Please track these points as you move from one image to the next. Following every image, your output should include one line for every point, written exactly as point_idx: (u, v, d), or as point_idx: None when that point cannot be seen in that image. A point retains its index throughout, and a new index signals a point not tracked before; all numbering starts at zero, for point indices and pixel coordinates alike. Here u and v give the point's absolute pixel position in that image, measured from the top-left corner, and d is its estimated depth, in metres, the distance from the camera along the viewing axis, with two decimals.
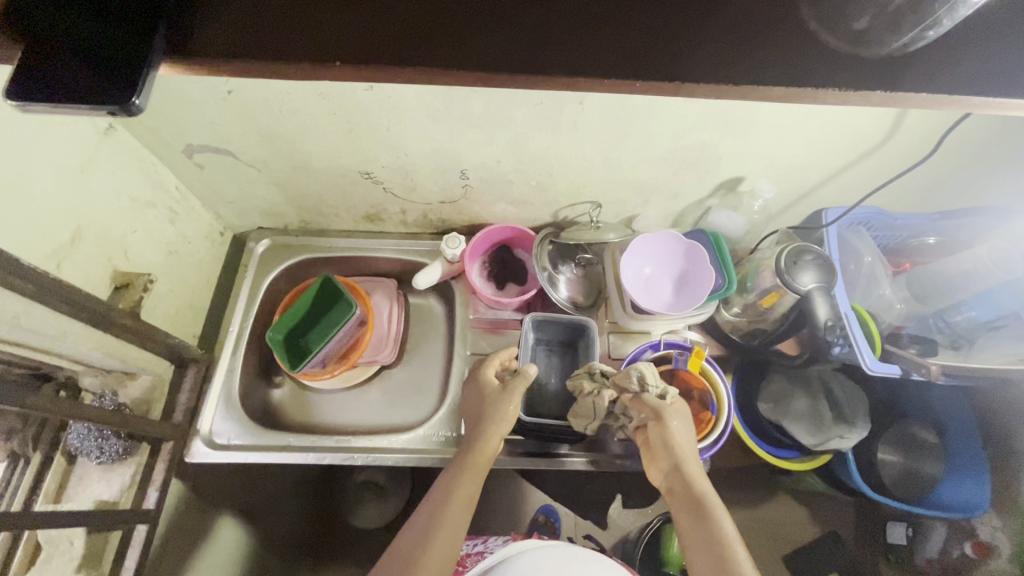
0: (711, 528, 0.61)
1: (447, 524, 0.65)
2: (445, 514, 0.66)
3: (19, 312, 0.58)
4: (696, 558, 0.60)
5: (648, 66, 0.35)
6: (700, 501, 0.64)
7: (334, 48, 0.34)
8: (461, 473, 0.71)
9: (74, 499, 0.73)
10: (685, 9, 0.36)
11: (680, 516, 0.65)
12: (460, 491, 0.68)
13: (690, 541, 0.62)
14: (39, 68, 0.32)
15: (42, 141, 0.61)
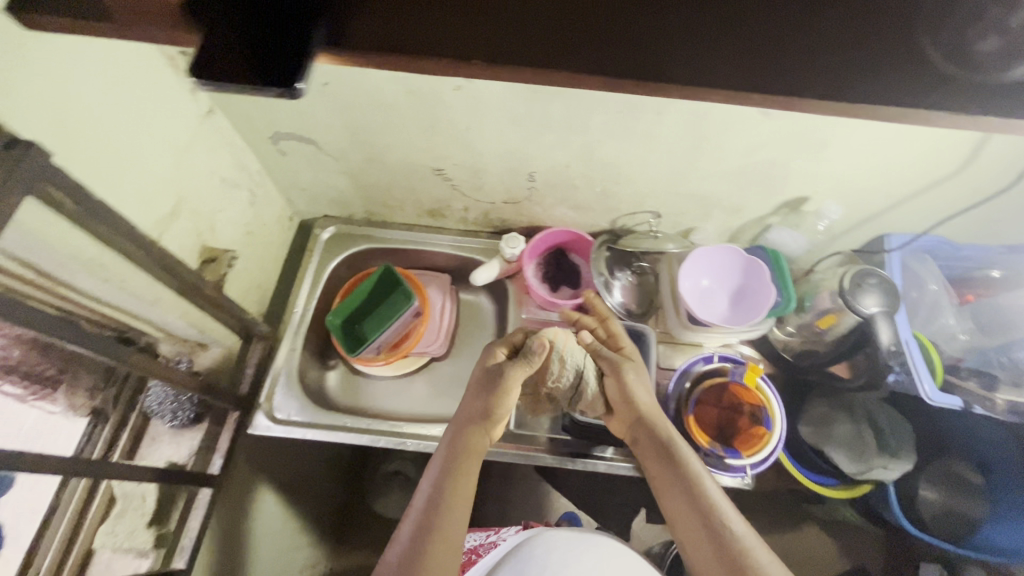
0: (704, 508, 0.66)
1: (451, 520, 0.66)
2: (449, 512, 0.67)
3: (126, 277, 0.62)
4: (692, 533, 0.66)
5: (766, 78, 0.37)
6: (686, 476, 0.70)
7: (475, 46, 0.37)
8: (462, 460, 0.72)
9: (145, 458, 0.79)
10: (806, 26, 0.37)
11: (662, 484, 0.72)
12: (461, 482, 0.69)
13: (679, 514, 0.68)
14: (218, 52, 0.35)
15: (158, 120, 0.65)
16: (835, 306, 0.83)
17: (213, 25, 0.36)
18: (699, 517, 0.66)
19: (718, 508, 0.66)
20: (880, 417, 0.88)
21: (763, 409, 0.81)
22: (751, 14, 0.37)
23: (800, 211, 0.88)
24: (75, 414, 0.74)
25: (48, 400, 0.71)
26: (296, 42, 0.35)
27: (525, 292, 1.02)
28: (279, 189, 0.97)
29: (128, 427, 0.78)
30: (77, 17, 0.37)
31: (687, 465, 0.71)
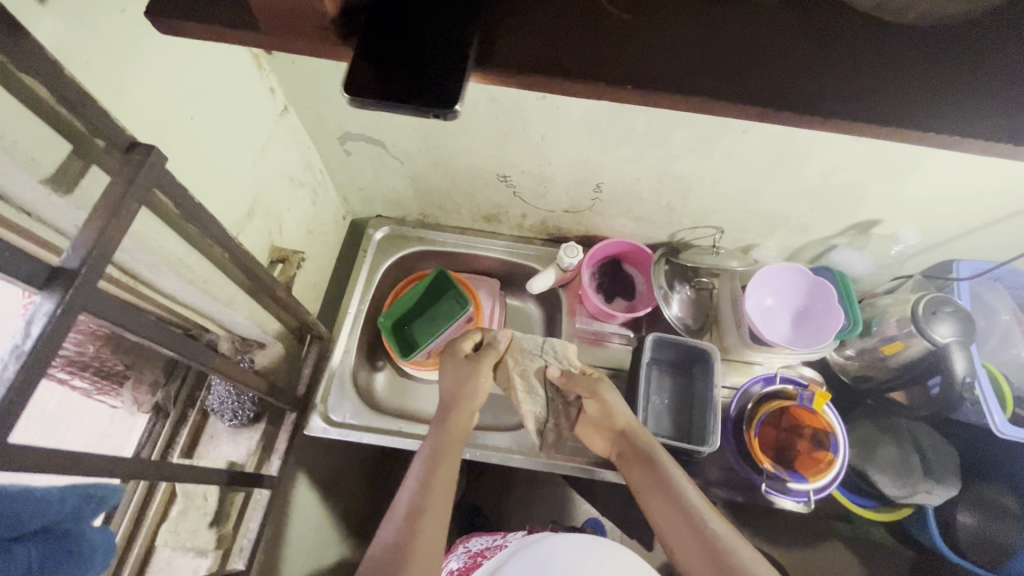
0: (684, 506, 0.64)
1: (435, 516, 0.61)
2: (432, 509, 0.61)
3: (208, 278, 0.61)
4: (675, 536, 0.63)
5: (926, 115, 0.36)
6: (662, 476, 0.68)
7: (626, 72, 0.36)
8: (442, 456, 0.68)
9: (205, 456, 0.79)
10: (963, 64, 0.36)
11: (641, 491, 0.68)
12: (442, 478, 0.65)
13: (660, 517, 0.65)
14: (372, 70, 0.34)
15: (242, 120, 0.64)
16: (904, 335, 0.81)
17: (367, 41, 0.35)
18: (681, 516, 0.63)
19: (697, 507, 0.63)
20: (923, 440, 0.91)
21: (828, 434, 0.80)
22: (899, 49, 0.37)
23: (868, 233, 0.86)
24: (138, 410, 0.77)
25: (113, 396, 0.74)
26: (455, 64, 0.34)
27: (578, 302, 1.00)
28: (337, 188, 0.96)
29: (187, 425, 0.79)
30: (226, 25, 0.35)
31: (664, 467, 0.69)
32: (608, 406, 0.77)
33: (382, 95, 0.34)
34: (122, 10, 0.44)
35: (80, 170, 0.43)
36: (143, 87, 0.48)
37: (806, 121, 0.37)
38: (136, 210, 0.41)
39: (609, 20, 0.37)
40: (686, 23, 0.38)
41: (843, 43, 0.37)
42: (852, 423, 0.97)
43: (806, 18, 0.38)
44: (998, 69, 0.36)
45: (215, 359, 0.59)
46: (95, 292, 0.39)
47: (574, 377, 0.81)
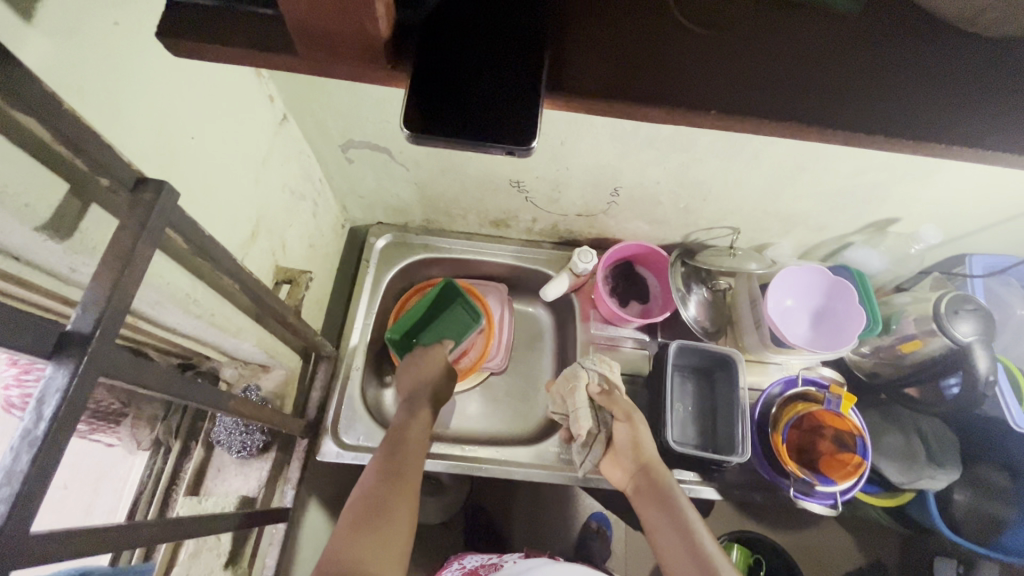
0: (683, 524, 0.65)
1: (405, 485, 0.65)
2: (403, 479, 0.65)
3: (215, 311, 0.56)
4: (671, 551, 0.63)
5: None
6: (669, 499, 0.69)
7: (706, 97, 0.33)
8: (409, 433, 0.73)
9: (214, 492, 0.74)
10: None
11: (648, 515, 0.69)
12: (410, 453, 0.70)
13: (659, 535, 0.66)
14: (432, 105, 0.31)
15: (243, 133, 0.59)
16: (923, 333, 0.82)
17: (424, 70, 0.32)
18: (679, 531, 0.64)
19: (696, 525, 0.65)
20: (925, 427, 0.91)
21: (854, 437, 0.79)
22: (995, 66, 0.35)
23: (885, 231, 0.86)
24: (137, 448, 0.71)
25: (109, 434, 0.68)
26: (523, 96, 0.32)
27: (591, 306, 0.98)
28: (337, 196, 0.90)
29: (192, 458, 0.74)
30: (256, 49, 0.31)
31: (670, 489, 0.70)
32: (640, 434, 0.75)
33: (442, 131, 0.31)
34: (115, 23, 0.39)
35: (80, 211, 0.37)
36: (144, 109, 0.43)
37: (894, 144, 0.35)
38: (150, 256, 0.36)
39: (688, 38, 0.34)
40: (767, 40, 0.35)
41: (937, 61, 0.35)
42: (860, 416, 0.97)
43: (895, 32, 0.35)
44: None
45: (230, 399, 0.54)
46: (113, 353, 0.34)
47: (615, 396, 0.78)
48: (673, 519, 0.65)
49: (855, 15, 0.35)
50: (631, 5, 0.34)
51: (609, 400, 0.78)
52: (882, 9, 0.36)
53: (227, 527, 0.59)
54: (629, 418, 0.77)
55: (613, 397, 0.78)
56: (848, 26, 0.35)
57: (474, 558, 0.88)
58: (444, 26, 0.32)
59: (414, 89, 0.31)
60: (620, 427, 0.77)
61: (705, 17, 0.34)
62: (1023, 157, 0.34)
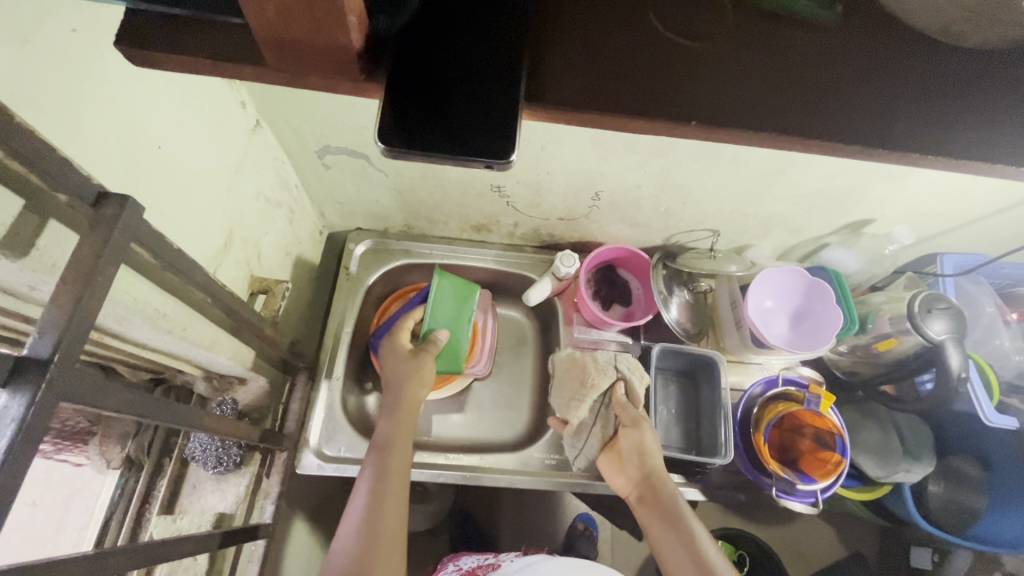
0: (687, 536, 0.67)
1: (393, 509, 0.62)
2: (391, 502, 0.63)
3: (186, 325, 0.54)
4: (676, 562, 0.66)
5: (995, 149, 0.34)
6: (671, 509, 0.70)
7: (687, 107, 0.33)
8: (395, 443, 0.69)
9: (189, 510, 0.71)
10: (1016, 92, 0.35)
11: (651, 522, 0.71)
12: (397, 469, 0.66)
13: (664, 544, 0.68)
14: (408, 115, 0.30)
15: (214, 140, 0.57)
16: (897, 331, 0.84)
17: (397, 81, 0.31)
18: (684, 545, 0.66)
19: (700, 537, 0.67)
20: (901, 424, 0.94)
21: (833, 435, 0.80)
22: (970, 75, 0.35)
23: (860, 231, 0.87)
24: (108, 466, 0.68)
25: (77, 453, 0.66)
26: (500, 108, 0.31)
27: (573, 309, 0.97)
28: (314, 203, 0.88)
29: (166, 476, 0.71)
30: (223, 58, 0.30)
31: (670, 496, 0.71)
32: (646, 443, 0.75)
33: (422, 142, 0.30)
34: (73, 30, 0.37)
35: (36, 227, 0.36)
36: (106, 120, 0.41)
37: (873, 155, 0.35)
38: (113, 275, 0.35)
39: (669, 48, 0.34)
40: (746, 50, 0.35)
41: (912, 71, 0.35)
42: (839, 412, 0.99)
43: (872, 41, 0.35)
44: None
45: (203, 417, 0.52)
46: (74, 379, 0.32)
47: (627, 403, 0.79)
48: (677, 528, 0.68)
49: (831, 24, 0.36)
50: (610, 15, 0.34)
51: (622, 405, 0.79)
52: (859, 18, 0.36)
53: (201, 550, 0.57)
54: (636, 424, 0.76)
55: (627, 405, 0.79)
56: (826, 35, 0.35)
57: (471, 558, 0.88)
58: (418, 36, 0.31)
59: (387, 101, 0.30)
60: (626, 431, 0.77)
61: (686, 27, 0.34)
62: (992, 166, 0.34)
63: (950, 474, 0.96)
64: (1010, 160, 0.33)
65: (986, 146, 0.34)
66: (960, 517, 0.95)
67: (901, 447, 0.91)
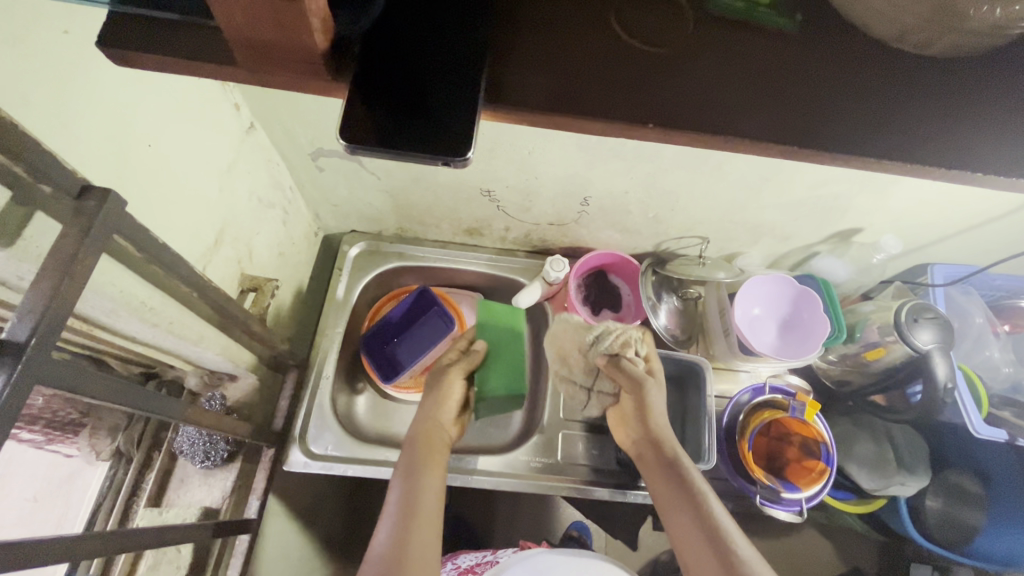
0: (698, 506, 0.63)
1: (425, 530, 0.60)
2: (424, 524, 0.60)
3: (174, 319, 0.55)
4: (687, 535, 0.61)
5: (948, 152, 0.34)
6: (683, 478, 0.66)
7: (645, 109, 0.34)
8: (424, 468, 0.68)
9: (176, 503, 0.73)
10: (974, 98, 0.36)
11: (658, 490, 0.68)
12: (428, 493, 0.65)
13: (673, 518, 0.64)
14: (372, 114, 0.32)
15: (207, 141, 0.58)
16: (886, 340, 0.83)
17: (363, 82, 0.32)
18: (695, 514, 0.62)
19: (715, 511, 0.62)
20: (897, 435, 0.90)
21: (819, 444, 0.81)
22: (925, 81, 0.36)
23: (850, 241, 0.87)
24: (97, 458, 0.70)
25: (68, 444, 0.68)
26: (458, 110, 0.32)
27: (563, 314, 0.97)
28: (309, 205, 0.90)
29: (154, 469, 0.73)
30: (198, 60, 0.31)
31: (682, 468, 0.68)
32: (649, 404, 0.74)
33: (385, 140, 0.31)
34: (66, 31, 0.39)
35: (24, 219, 0.37)
36: (96, 118, 0.43)
37: (832, 159, 0.35)
38: (92, 264, 0.36)
39: (630, 52, 0.35)
40: (707, 56, 0.36)
41: (871, 77, 0.36)
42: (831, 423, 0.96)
43: (830, 49, 0.37)
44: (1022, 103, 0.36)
45: (186, 408, 0.54)
46: (50, 363, 0.34)
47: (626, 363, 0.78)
48: (686, 496, 0.64)
49: (791, 32, 0.37)
50: (573, 20, 0.35)
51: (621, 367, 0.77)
52: (817, 27, 0.37)
53: (180, 541, 0.57)
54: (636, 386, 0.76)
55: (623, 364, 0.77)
56: (785, 42, 0.37)
57: (469, 556, 0.88)
58: (382, 39, 0.33)
59: (349, 100, 0.31)
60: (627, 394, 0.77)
61: (647, 34, 0.36)
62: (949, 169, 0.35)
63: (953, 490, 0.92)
64: (956, 163, 0.34)
65: (937, 150, 0.34)
66: (959, 534, 0.91)
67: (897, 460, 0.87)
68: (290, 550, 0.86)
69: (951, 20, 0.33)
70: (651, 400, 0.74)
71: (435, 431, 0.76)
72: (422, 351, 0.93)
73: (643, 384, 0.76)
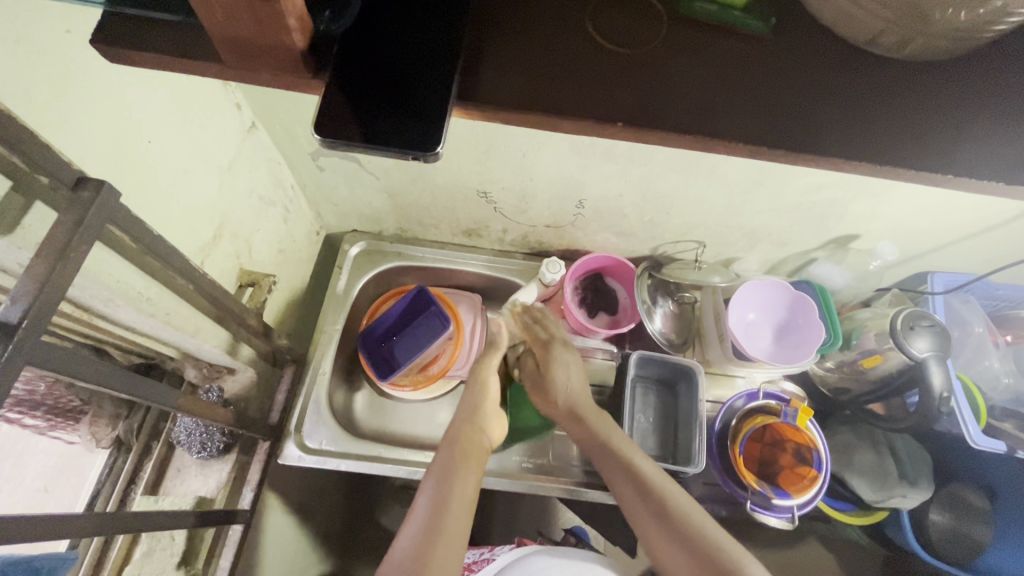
0: (668, 517, 0.63)
1: (448, 541, 0.56)
2: (448, 535, 0.57)
3: (171, 310, 0.57)
4: (660, 546, 0.63)
5: (909, 156, 0.36)
6: (643, 484, 0.67)
7: (616, 109, 0.35)
8: (457, 476, 0.65)
9: (173, 492, 0.75)
10: (940, 101, 0.37)
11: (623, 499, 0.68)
12: (459, 502, 0.61)
13: (642, 522, 0.65)
14: (352, 113, 0.34)
15: (208, 139, 0.60)
16: (882, 348, 0.83)
17: (343, 82, 0.34)
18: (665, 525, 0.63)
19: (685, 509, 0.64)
20: (899, 447, 0.90)
21: (811, 450, 0.80)
22: (895, 86, 0.37)
23: (847, 247, 0.87)
24: (97, 446, 0.72)
25: (69, 432, 0.69)
26: (431, 110, 0.34)
27: (560, 316, 0.98)
28: (311, 204, 0.91)
29: (152, 458, 0.75)
30: (187, 57, 0.33)
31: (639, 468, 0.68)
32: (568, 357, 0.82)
33: (362, 136, 0.33)
34: (68, 31, 0.41)
35: (22, 208, 0.39)
36: (96, 114, 0.45)
37: (802, 161, 0.36)
38: (85, 253, 0.38)
39: (602, 54, 0.37)
40: (680, 58, 0.37)
41: (841, 81, 0.37)
42: (829, 432, 0.94)
43: (801, 54, 0.38)
44: (991, 119, 0.37)
45: (178, 397, 0.55)
46: (41, 346, 0.36)
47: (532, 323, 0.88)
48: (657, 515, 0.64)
49: (763, 36, 0.38)
50: (549, 25, 0.37)
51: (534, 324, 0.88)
52: (789, 33, 0.38)
53: (169, 526, 0.59)
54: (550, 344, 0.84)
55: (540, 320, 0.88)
56: (757, 46, 0.38)
57: (465, 554, 0.88)
58: (361, 42, 0.35)
59: (329, 101, 0.34)
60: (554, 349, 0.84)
61: (618, 38, 0.37)
62: (914, 172, 0.36)
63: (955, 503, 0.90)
64: (936, 166, 0.35)
65: (904, 154, 0.36)
66: (965, 551, 0.88)
67: (898, 471, 0.87)
68: (284, 543, 0.87)
69: (919, 24, 0.33)
70: (560, 361, 0.81)
71: (470, 438, 0.73)
72: (418, 349, 0.93)
73: (553, 345, 0.84)
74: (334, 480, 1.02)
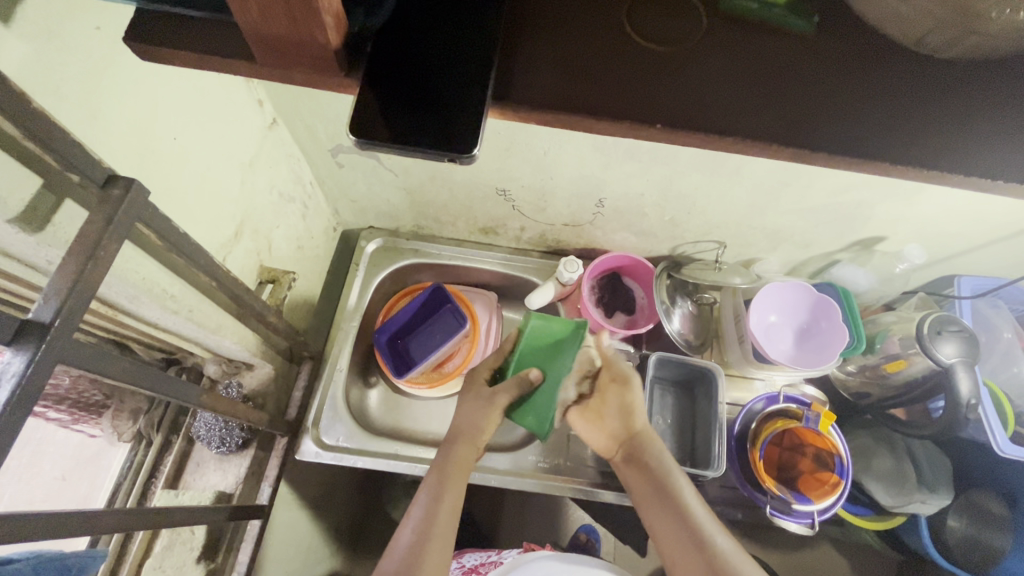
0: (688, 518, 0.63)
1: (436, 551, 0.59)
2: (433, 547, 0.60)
3: (193, 306, 0.57)
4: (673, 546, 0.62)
5: (953, 158, 0.34)
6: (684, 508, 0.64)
7: (652, 109, 0.34)
8: (445, 491, 0.65)
9: (192, 486, 0.75)
10: (986, 102, 0.36)
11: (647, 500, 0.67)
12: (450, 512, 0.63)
13: (668, 540, 0.63)
14: (385, 112, 0.34)
15: (233, 135, 0.61)
16: (908, 352, 0.81)
17: (374, 81, 0.34)
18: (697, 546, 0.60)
19: (717, 544, 0.60)
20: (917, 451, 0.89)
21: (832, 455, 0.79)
22: (942, 88, 0.36)
23: (871, 249, 0.86)
24: (119, 439, 0.74)
25: (91, 425, 0.71)
26: (467, 110, 0.34)
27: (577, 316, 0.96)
28: (329, 201, 0.91)
29: (172, 451, 0.76)
30: (213, 54, 0.33)
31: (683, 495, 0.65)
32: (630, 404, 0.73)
33: (395, 137, 0.34)
34: (98, 27, 0.41)
35: (53, 205, 0.39)
36: (122, 113, 0.45)
37: (843, 164, 0.35)
38: (115, 251, 0.38)
39: (636, 52, 0.36)
40: (718, 54, 0.36)
41: (883, 81, 0.36)
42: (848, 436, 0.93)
43: (843, 52, 0.37)
44: None
45: (199, 393, 0.56)
46: (72, 342, 0.36)
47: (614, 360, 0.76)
48: (682, 515, 0.63)
49: (804, 34, 0.37)
50: (583, 23, 0.36)
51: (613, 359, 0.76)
52: (830, 31, 0.37)
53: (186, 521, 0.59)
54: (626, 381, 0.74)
55: (613, 358, 0.77)
56: (797, 47, 0.37)
57: (475, 556, 0.87)
58: (392, 43, 0.35)
59: (365, 103, 0.34)
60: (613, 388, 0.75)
61: (653, 34, 0.36)
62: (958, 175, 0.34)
63: (978, 510, 0.88)
64: (983, 171, 0.34)
65: (953, 159, 0.34)
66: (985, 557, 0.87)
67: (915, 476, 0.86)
68: (297, 537, 0.87)
69: (970, 23, 0.31)
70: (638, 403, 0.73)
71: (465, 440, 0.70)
72: (432, 348, 0.92)
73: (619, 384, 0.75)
74: (347, 476, 1.02)
